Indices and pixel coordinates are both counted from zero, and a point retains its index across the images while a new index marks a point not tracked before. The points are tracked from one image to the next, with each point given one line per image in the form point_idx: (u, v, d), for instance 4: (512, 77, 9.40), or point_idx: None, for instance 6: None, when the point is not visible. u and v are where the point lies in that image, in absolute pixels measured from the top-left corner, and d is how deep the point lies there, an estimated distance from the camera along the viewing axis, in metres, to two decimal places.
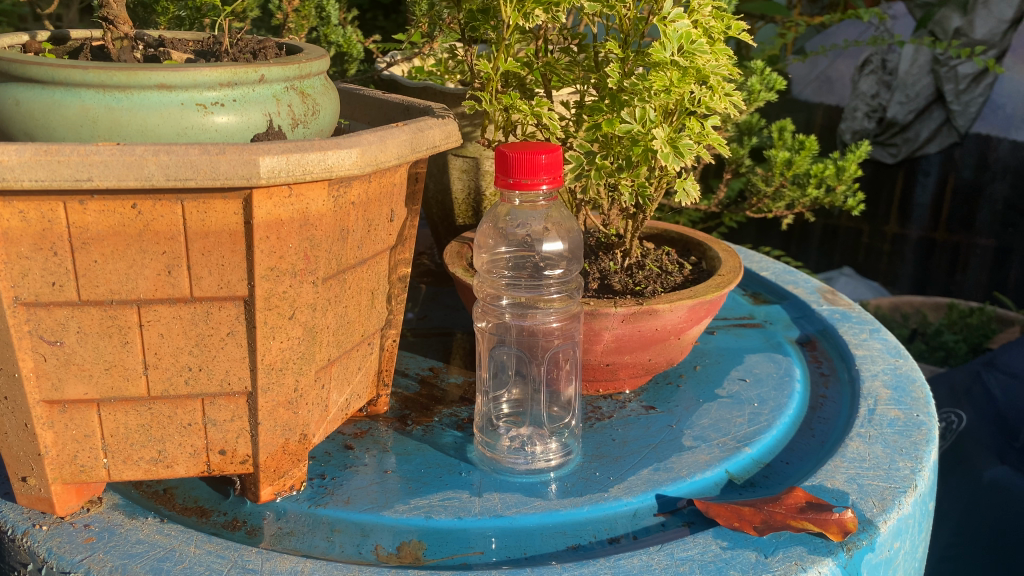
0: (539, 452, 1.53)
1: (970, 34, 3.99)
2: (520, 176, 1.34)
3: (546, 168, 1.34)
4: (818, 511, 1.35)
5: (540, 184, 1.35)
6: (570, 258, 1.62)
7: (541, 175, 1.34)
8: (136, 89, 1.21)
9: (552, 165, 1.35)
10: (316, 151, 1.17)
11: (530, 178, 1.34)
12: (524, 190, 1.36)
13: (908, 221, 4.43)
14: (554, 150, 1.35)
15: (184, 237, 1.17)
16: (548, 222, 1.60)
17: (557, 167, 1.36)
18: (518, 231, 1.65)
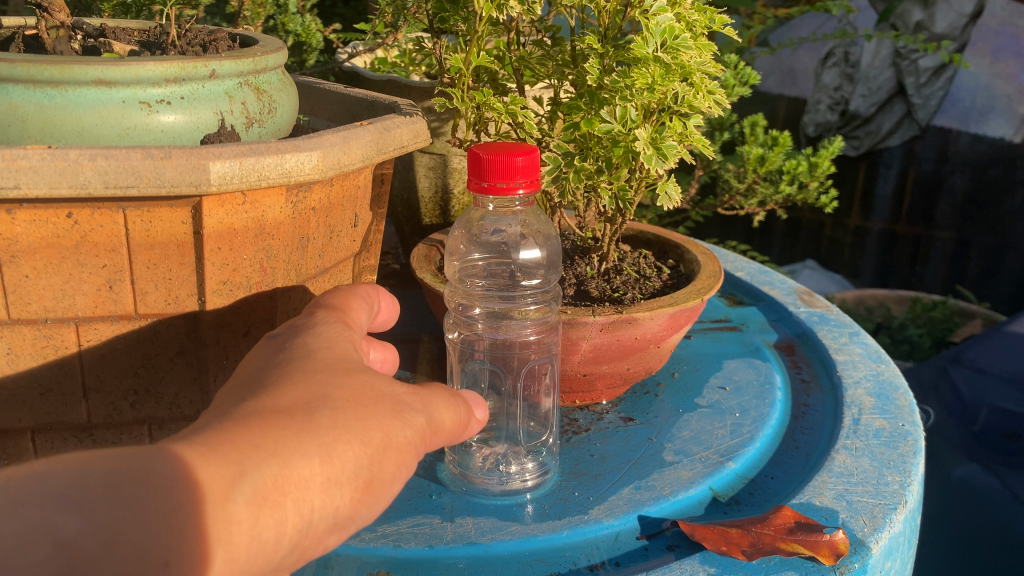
0: (514, 474, 1.45)
1: (931, 27, 3.99)
2: (494, 180, 1.25)
3: (523, 172, 1.25)
4: (808, 533, 1.28)
5: (516, 188, 1.26)
6: (548, 266, 1.55)
7: (518, 179, 1.25)
8: (71, 85, 1.09)
9: (529, 169, 1.26)
10: (271, 154, 1.08)
11: (505, 181, 1.25)
12: (499, 195, 1.27)
13: (869, 215, 4.38)
14: (530, 152, 1.26)
15: (126, 249, 1.06)
16: (525, 227, 1.53)
17: (534, 172, 1.27)
18: (493, 238, 1.58)
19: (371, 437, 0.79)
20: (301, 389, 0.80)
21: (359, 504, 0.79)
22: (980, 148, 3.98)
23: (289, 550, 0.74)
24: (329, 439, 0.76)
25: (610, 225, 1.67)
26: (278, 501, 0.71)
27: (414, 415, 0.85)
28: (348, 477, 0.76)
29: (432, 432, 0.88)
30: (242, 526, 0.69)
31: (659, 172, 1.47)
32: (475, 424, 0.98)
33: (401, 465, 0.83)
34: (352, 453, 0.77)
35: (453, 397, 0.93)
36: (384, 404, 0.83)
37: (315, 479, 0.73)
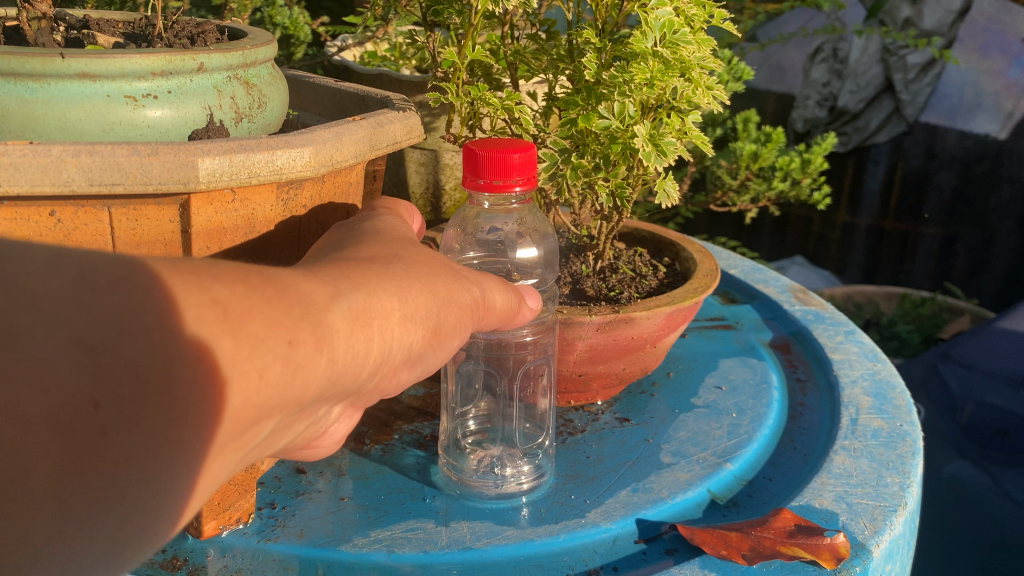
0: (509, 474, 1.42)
1: (918, 24, 4.00)
2: (492, 177, 1.22)
3: (520, 168, 1.22)
4: (809, 536, 1.25)
5: (512, 186, 1.23)
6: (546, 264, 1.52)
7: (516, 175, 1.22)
8: (53, 79, 1.05)
9: (526, 165, 1.23)
10: (262, 150, 1.05)
11: (502, 179, 1.22)
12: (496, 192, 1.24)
13: (856, 210, 4.29)
14: (527, 148, 1.23)
15: (112, 249, 1.03)
16: (522, 226, 1.49)
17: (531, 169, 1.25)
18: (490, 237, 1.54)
19: (441, 294, 0.93)
20: (385, 249, 0.96)
21: (429, 348, 0.92)
22: (968, 144, 3.97)
23: (372, 373, 0.86)
24: (403, 286, 0.88)
25: (605, 222, 1.65)
26: (370, 325, 0.82)
27: (477, 288, 1.00)
28: (423, 319, 0.89)
29: (487, 307, 1.02)
30: (347, 342, 0.79)
31: (657, 170, 1.45)
32: (526, 312, 1.13)
33: (461, 325, 0.98)
34: (425, 300, 0.90)
35: (505, 285, 1.07)
36: (446, 272, 0.97)
37: (394, 314, 0.86)
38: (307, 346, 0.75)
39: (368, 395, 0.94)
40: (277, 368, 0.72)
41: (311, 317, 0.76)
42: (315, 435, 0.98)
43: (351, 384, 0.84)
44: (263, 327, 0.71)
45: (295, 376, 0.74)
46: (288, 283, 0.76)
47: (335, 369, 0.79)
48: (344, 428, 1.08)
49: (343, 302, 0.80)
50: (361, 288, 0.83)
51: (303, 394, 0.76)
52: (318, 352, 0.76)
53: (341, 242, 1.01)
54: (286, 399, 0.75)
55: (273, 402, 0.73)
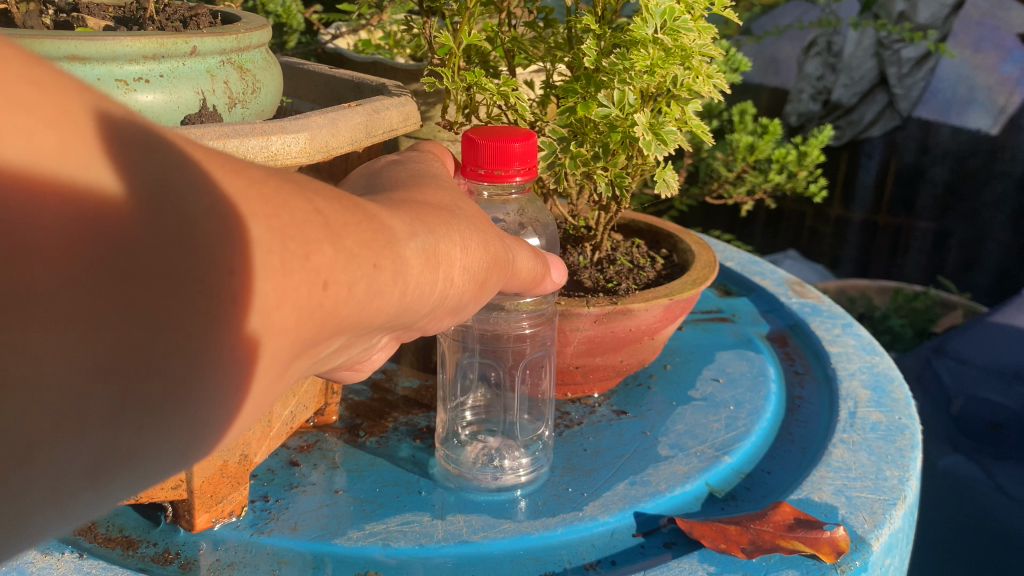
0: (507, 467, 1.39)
1: (913, 18, 3.94)
2: (492, 168, 1.20)
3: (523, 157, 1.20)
4: (808, 530, 1.24)
5: (513, 176, 1.21)
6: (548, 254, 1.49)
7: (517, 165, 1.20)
8: (42, 61, 1.03)
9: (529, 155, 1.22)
10: (256, 136, 1.02)
11: (504, 169, 1.20)
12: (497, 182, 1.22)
13: (850, 204, 4.27)
14: (528, 136, 1.21)
15: None
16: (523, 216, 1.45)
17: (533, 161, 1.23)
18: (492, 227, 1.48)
19: (491, 250, 0.89)
20: (445, 196, 0.90)
21: (470, 301, 0.90)
22: (960, 139, 3.95)
23: (428, 313, 0.83)
24: (464, 235, 0.84)
25: (604, 213, 1.64)
26: (438, 268, 0.79)
27: (516, 252, 0.97)
28: (474, 273, 0.86)
29: (519, 274, 0.99)
30: (419, 279, 0.76)
31: (656, 159, 1.44)
32: (549, 283, 1.09)
33: (500, 281, 0.94)
34: (479, 254, 0.86)
35: (535, 254, 1.03)
36: (494, 225, 0.93)
37: (456, 263, 0.82)
38: (389, 274, 0.71)
39: (414, 331, 0.91)
40: (361, 288, 0.68)
41: (390, 244, 0.72)
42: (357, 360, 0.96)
43: (407, 320, 0.81)
44: (355, 244, 0.67)
45: (371, 303, 0.71)
46: (373, 208, 0.72)
47: (404, 303, 0.76)
48: (378, 360, 1.07)
49: (419, 239, 0.76)
50: (432, 231, 0.79)
51: (375, 319, 0.73)
52: (396, 283, 0.72)
53: (397, 180, 0.95)
54: (359, 321, 0.71)
55: (347, 322, 0.70)
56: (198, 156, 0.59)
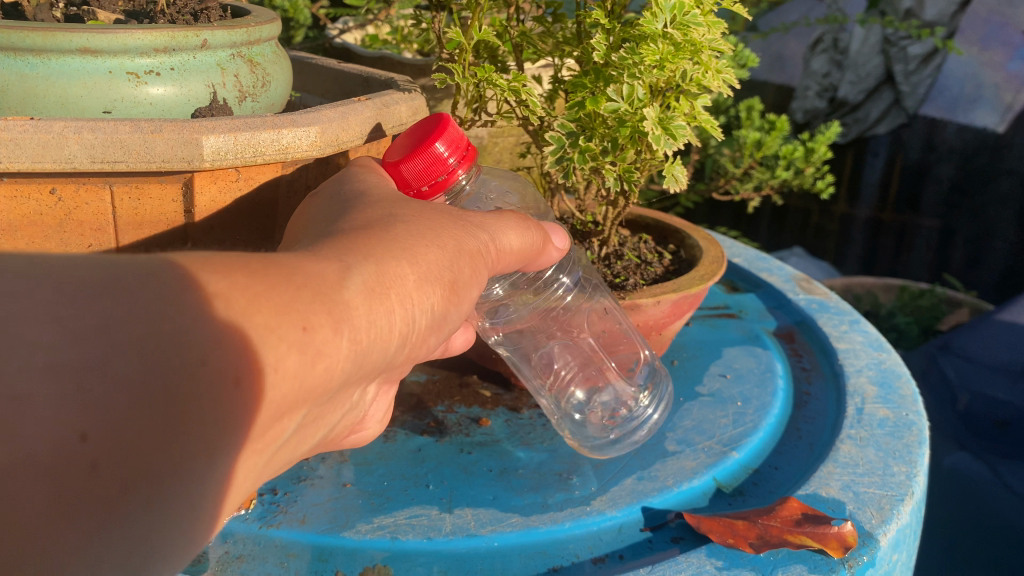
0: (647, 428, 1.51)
1: (920, 15, 3.89)
2: (435, 179, 1.09)
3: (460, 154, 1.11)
4: (816, 525, 1.24)
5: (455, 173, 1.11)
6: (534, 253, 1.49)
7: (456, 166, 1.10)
8: (53, 54, 1.03)
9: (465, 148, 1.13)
10: (267, 129, 1.03)
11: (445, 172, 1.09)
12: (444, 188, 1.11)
13: (855, 201, 4.29)
14: (444, 130, 1.09)
15: (113, 228, 1.02)
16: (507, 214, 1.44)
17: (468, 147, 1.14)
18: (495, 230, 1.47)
19: (455, 257, 0.91)
20: (383, 212, 0.92)
21: (454, 308, 0.93)
22: (967, 136, 3.89)
23: (407, 341, 0.86)
24: (414, 252, 0.86)
25: (611, 207, 1.67)
26: (390, 296, 0.80)
27: (495, 240, 0.99)
28: (444, 284, 0.88)
29: (506, 258, 1.03)
30: (368, 313, 0.77)
31: (665, 154, 1.43)
32: (552, 250, 1.16)
33: (481, 268, 0.97)
34: (441, 264, 0.89)
35: (524, 222, 1.06)
36: (454, 225, 0.95)
37: (409, 279, 0.83)
38: (325, 328, 0.71)
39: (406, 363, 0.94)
40: (299, 353, 0.69)
41: (328, 299, 0.72)
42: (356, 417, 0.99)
43: (384, 358, 0.83)
44: (274, 317, 0.67)
45: (321, 357, 0.71)
46: (290, 266, 0.72)
47: (363, 345, 0.76)
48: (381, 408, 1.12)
49: (358, 277, 0.77)
50: (372, 263, 0.80)
51: (333, 376, 0.74)
52: (338, 332, 0.73)
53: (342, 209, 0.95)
54: (316, 384, 0.72)
55: (302, 390, 0.71)
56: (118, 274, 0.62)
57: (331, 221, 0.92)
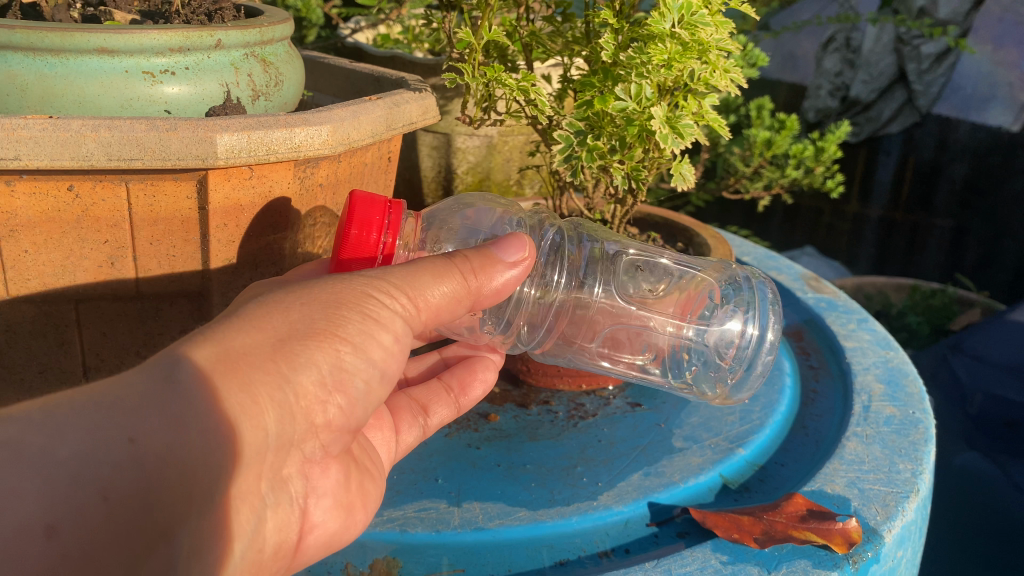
0: (765, 361, 1.50)
1: (934, 13, 3.86)
2: (362, 250, 1.10)
3: (381, 226, 1.10)
4: (820, 521, 1.25)
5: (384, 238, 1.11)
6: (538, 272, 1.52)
7: (385, 236, 1.11)
8: (71, 54, 1.06)
9: (384, 210, 1.11)
10: (280, 128, 1.04)
11: (371, 238, 1.10)
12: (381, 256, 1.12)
13: (868, 200, 4.27)
14: (353, 202, 1.10)
15: (129, 224, 1.04)
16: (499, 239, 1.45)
17: (386, 202, 1.13)
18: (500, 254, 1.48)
19: (324, 306, 0.98)
20: (265, 292, 1.02)
21: (342, 355, 0.99)
22: (980, 135, 3.85)
23: (283, 401, 0.94)
24: (272, 310, 0.95)
25: (619, 207, 1.72)
26: (232, 369, 0.89)
27: (385, 281, 1.02)
28: (306, 333, 0.96)
29: (416, 297, 1.04)
30: (207, 389, 0.87)
31: (673, 153, 1.45)
32: (496, 278, 1.11)
33: (361, 325, 1.00)
34: (305, 316, 0.96)
35: (439, 272, 1.05)
36: (326, 296, 0.99)
37: (240, 351, 0.91)
38: (151, 431, 0.84)
39: (313, 428, 1.01)
40: (127, 468, 0.82)
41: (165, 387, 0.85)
42: (286, 509, 1.04)
43: (259, 429, 0.92)
44: (88, 442, 0.81)
45: (163, 455, 0.84)
46: (107, 385, 0.85)
47: (211, 424, 0.87)
48: (331, 513, 1.09)
49: (193, 359, 0.88)
50: (214, 337, 0.90)
51: (187, 467, 0.86)
52: (172, 426, 0.85)
53: (251, 292, 1.04)
54: (172, 481, 0.85)
55: (153, 496, 0.84)
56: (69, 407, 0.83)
57: (255, 294, 1.03)
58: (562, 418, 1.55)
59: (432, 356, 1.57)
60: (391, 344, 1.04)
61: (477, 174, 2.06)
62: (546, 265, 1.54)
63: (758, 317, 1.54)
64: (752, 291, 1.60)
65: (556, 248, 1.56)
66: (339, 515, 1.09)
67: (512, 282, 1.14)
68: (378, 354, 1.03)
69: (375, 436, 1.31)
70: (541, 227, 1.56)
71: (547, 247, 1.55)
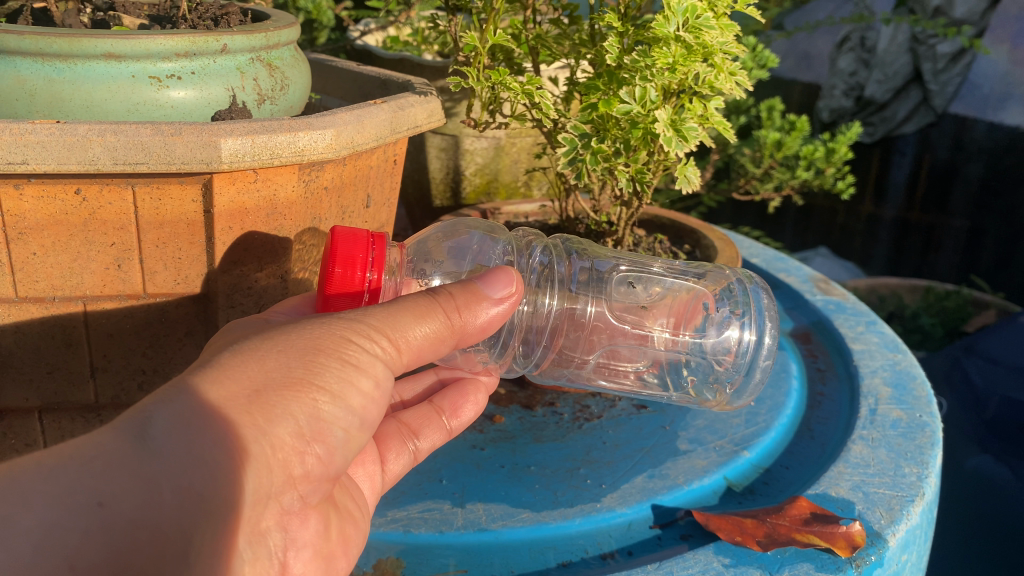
0: (764, 367, 1.49)
1: (950, 13, 3.83)
2: (343, 282, 1.11)
3: (366, 263, 1.11)
4: (824, 524, 1.25)
5: (365, 275, 1.12)
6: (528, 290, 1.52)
7: (371, 273, 1.12)
8: (80, 59, 1.07)
9: (367, 246, 1.13)
10: (285, 132, 1.06)
11: (353, 273, 1.11)
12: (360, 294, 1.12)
13: (882, 201, 4.21)
14: (335, 238, 1.12)
15: (135, 227, 1.06)
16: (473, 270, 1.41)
17: (370, 237, 1.14)
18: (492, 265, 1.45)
19: (301, 353, 0.98)
20: (242, 336, 1.02)
21: (320, 405, 0.99)
22: (997, 135, 3.81)
23: (259, 454, 0.94)
24: (246, 359, 0.95)
25: (625, 208, 1.72)
26: (204, 422, 0.90)
27: (364, 324, 1.01)
28: (282, 383, 0.96)
29: (396, 339, 1.03)
30: (178, 446, 0.89)
31: (678, 155, 1.45)
32: (481, 316, 1.10)
33: (337, 372, 0.99)
34: (281, 364, 0.96)
35: (421, 314, 1.04)
36: (302, 345, 0.98)
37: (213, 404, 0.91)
38: (121, 494, 0.86)
39: (291, 480, 1.02)
40: (96, 532, 0.84)
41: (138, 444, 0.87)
42: (265, 564, 1.06)
43: (233, 484, 0.93)
44: (57, 510, 0.82)
45: (133, 519, 0.86)
46: (82, 442, 0.86)
47: (182, 482, 0.89)
48: (310, 565, 1.11)
49: (164, 416, 0.89)
50: (186, 391, 0.90)
51: (157, 526, 0.88)
52: (142, 488, 0.87)
53: (229, 334, 1.04)
54: (143, 541, 0.87)
55: (123, 556, 0.86)
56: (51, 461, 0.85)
57: (233, 337, 1.03)
58: (567, 419, 1.56)
59: (429, 376, 1.54)
60: (372, 389, 1.04)
61: (485, 175, 2.07)
62: (538, 286, 1.54)
63: (755, 323, 1.53)
64: (747, 296, 1.59)
65: (546, 270, 1.55)
66: (319, 565, 1.12)
67: (498, 318, 1.13)
68: (358, 399, 1.03)
69: (358, 470, 1.28)
70: (527, 248, 1.56)
71: (537, 270, 1.54)
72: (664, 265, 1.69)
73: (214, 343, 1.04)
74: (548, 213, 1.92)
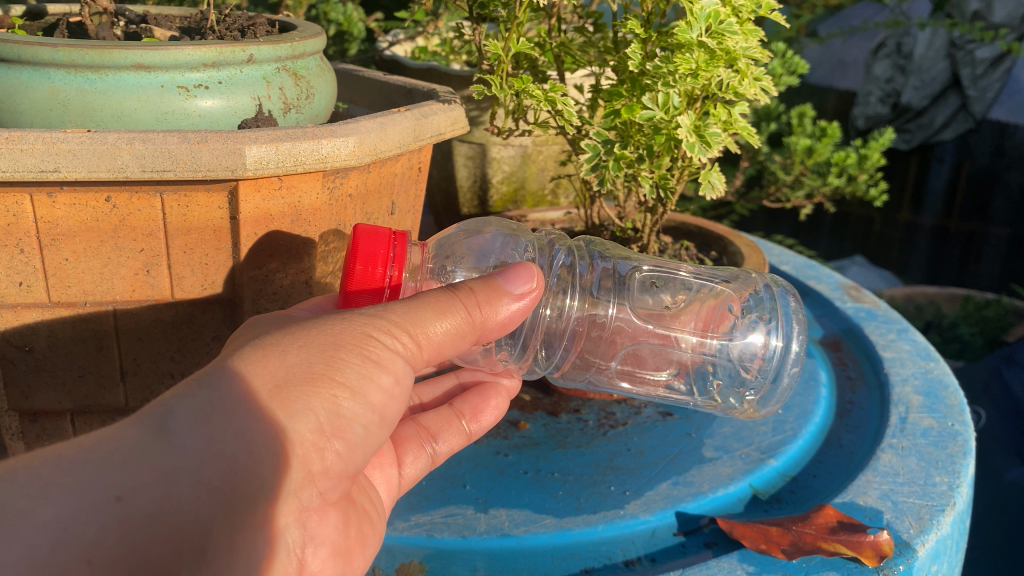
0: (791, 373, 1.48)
1: (988, 17, 3.66)
2: (365, 273, 1.12)
3: (387, 259, 1.12)
4: (851, 533, 1.23)
5: (391, 274, 1.13)
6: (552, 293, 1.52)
7: (391, 269, 1.13)
8: (110, 70, 1.11)
9: (388, 242, 1.14)
10: (307, 139, 1.08)
11: (376, 269, 1.12)
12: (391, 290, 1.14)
13: (919, 210, 4.14)
14: (360, 232, 1.13)
15: (163, 233, 1.08)
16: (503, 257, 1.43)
17: (390, 234, 1.15)
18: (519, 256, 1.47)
19: (322, 348, 0.98)
20: (257, 330, 1.03)
21: (339, 400, 0.99)
22: None
23: (277, 448, 0.95)
24: (267, 353, 0.96)
25: (649, 214, 1.76)
26: (224, 417, 0.91)
27: (384, 318, 1.02)
28: (303, 379, 0.96)
29: (416, 335, 1.04)
30: (198, 441, 0.90)
31: (702, 161, 1.46)
32: (500, 312, 1.10)
33: (356, 369, 0.99)
34: (302, 359, 0.97)
35: (439, 312, 1.04)
36: (322, 340, 0.98)
37: (230, 397, 0.91)
38: (139, 488, 0.87)
39: (311, 476, 1.01)
40: (113, 526, 0.86)
41: (153, 440, 0.89)
42: (285, 560, 1.05)
43: (252, 477, 0.93)
44: (78, 504, 0.84)
45: (151, 513, 0.87)
46: (101, 437, 0.88)
47: (201, 476, 0.90)
48: (328, 562, 1.10)
49: (186, 409, 0.91)
50: (203, 384, 0.92)
51: (176, 522, 0.89)
52: (161, 482, 0.88)
53: (252, 330, 1.05)
54: (161, 536, 0.88)
55: (143, 552, 0.88)
56: (71, 454, 0.87)
57: (250, 332, 1.04)
58: (591, 426, 1.56)
59: (450, 379, 1.55)
60: (392, 384, 1.04)
61: (512, 183, 2.08)
62: (558, 289, 1.53)
63: (781, 329, 1.52)
64: (774, 300, 1.57)
65: (568, 270, 1.55)
66: (336, 563, 1.10)
67: (517, 313, 1.13)
68: (377, 395, 1.03)
69: (376, 473, 1.28)
70: (550, 249, 1.57)
71: (558, 271, 1.54)
72: (691, 270, 1.68)
73: (235, 340, 1.04)
74: (574, 220, 1.93)
